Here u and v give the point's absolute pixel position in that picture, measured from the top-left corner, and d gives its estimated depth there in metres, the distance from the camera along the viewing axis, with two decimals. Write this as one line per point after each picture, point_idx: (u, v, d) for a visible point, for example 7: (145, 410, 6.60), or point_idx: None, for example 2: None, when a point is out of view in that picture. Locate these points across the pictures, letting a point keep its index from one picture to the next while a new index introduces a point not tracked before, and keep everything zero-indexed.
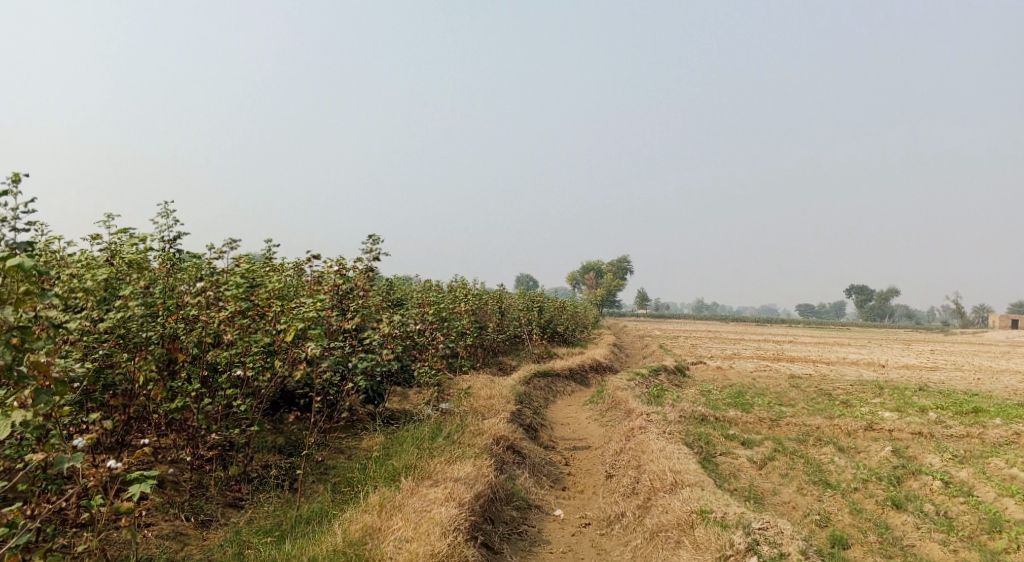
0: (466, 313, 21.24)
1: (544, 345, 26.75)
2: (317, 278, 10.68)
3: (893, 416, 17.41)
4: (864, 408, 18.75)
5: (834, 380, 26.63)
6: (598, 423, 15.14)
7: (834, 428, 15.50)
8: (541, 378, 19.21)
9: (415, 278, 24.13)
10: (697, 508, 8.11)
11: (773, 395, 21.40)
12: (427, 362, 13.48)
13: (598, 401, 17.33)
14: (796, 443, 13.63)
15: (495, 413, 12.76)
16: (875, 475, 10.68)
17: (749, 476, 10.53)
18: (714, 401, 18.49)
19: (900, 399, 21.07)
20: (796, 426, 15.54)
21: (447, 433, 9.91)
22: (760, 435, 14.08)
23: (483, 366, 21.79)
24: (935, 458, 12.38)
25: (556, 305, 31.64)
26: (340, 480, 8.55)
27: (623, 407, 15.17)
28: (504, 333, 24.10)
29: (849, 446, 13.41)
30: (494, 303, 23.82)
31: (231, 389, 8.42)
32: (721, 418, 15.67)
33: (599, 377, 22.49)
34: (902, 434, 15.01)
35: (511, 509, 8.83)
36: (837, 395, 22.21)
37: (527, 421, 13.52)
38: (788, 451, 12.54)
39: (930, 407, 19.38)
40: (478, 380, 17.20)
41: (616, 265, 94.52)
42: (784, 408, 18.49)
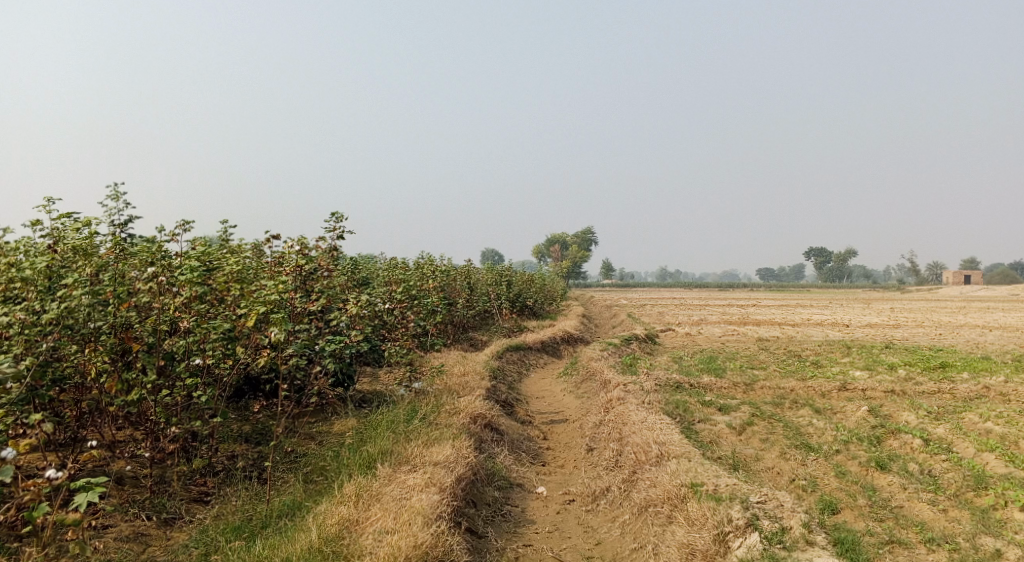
0: (434, 289, 20.84)
1: (514, 319, 26.49)
2: (279, 259, 10.21)
3: (864, 375, 17.52)
4: (835, 369, 18.87)
5: (802, 342, 26.88)
6: (574, 395, 14.94)
7: (809, 389, 15.50)
8: (513, 352, 18.96)
9: (380, 256, 23.63)
10: (688, 481, 7.91)
11: (744, 359, 21.45)
12: (397, 341, 13.09)
13: (572, 373, 17.13)
14: (773, 406, 13.57)
15: (469, 391, 12.44)
16: (856, 436, 10.63)
17: (731, 442, 10.36)
18: (687, 368, 18.44)
19: (869, 358, 21.26)
20: (770, 389, 15.51)
21: (422, 414, 9.56)
22: (736, 400, 14.01)
23: (454, 342, 21.45)
24: (911, 416, 12.41)
25: (524, 278, 31.37)
26: (312, 470, 8.17)
27: (598, 378, 14.98)
28: (473, 308, 23.76)
29: (825, 407, 13.39)
30: (461, 278, 23.44)
31: (190, 378, 7.95)
32: (696, 385, 15.58)
33: (570, 348, 22.32)
34: (875, 393, 15.08)
35: (493, 490, 8.54)
36: (807, 356, 22.35)
37: (502, 396, 13.23)
38: (766, 416, 12.45)
39: (899, 364, 19.59)
40: (449, 357, 16.85)
41: (580, 237, 94.59)
42: (757, 371, 18.51)
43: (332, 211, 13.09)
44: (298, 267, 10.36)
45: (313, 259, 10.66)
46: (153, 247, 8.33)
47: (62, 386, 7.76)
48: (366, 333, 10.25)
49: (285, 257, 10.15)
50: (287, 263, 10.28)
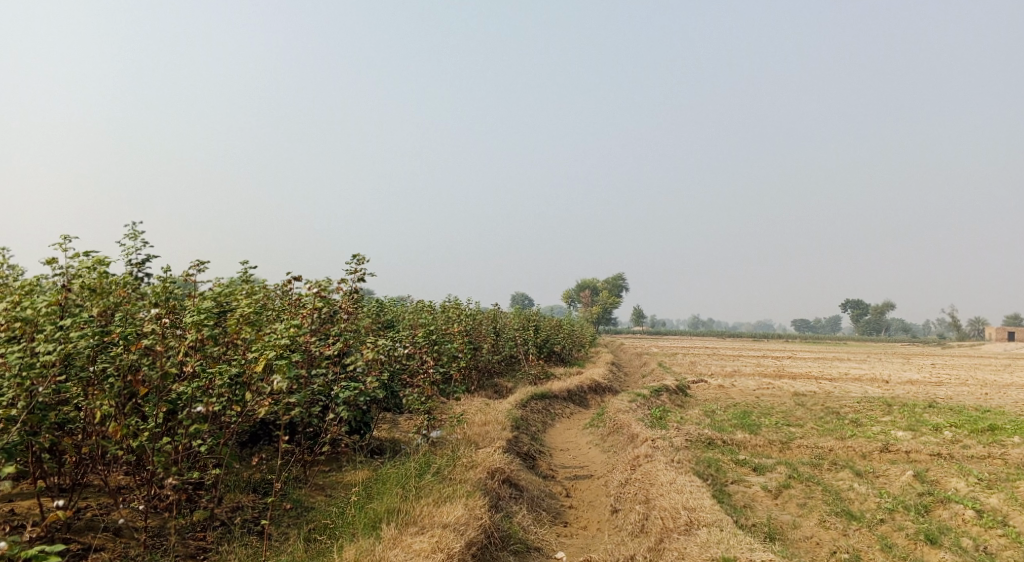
0: (460, 334, 20.49)
1: (541, 365, 25.98)
2: (297, 302, 9.98)
3: (908, 436, 16.62)
4: (876, 428, 17.98)
5: (840, 398, 25.89)
6: (599, 449, 14.35)
7: (849, 449, 14.71)
8: (539, 401, 18.44)
9: (407, 299, 23.43)
10: (719, 555, 7.33)
11: (779, 414, 20.62)
12: (417, 387, 12.70)
13: (599, 425, 16.54)
14: (810, 468, 12.85)
15: (489, 442, 11.95)
16: (901, 503, 9.91)
17: (766, 508, 9.72)
18: (719, 422, 17.71)
19: (911, 417, 20.28)
20: (807, 448, 14.74)
21: (436, 468, 9.11)
22: (771, 460, 13.32)
23: (478, 389, 21.00)
24: (960, 483, 11.61)
25: (553, 324, 30.93)
26: (316, 526, 7.77)
27: (625, 431, 14.39)
28: (500, 354, 23.33)
29: (867, 470, 12.63)
30: (488, 323, 23.08)
31: (193, 426, 7.66)
32: (729, 441, 14.89)
33: (598, 398, 21.72)
34: (920, 456, 14.23)
35: (507, 554, 8.04)
36: (845, 413, 21.42)
37: (524, 449, 12.70)
38: (803, 477, 11.76)
39: (944, 425, 18.61)
40: (472, 405, 16.40)
41: (612, 283, 93.99)
42: (792, 428, 17.70)
43: (355, 253, 12.90)
44: (316, 310, 10.12)
45: (331, 301, 10.41)
46: (164, 288, 8.15)
47: (63, 429, 7.54)
48: (383, 380, 9.90)
49: (302, 300, 9.92)
50: (305, 305, 10.05)
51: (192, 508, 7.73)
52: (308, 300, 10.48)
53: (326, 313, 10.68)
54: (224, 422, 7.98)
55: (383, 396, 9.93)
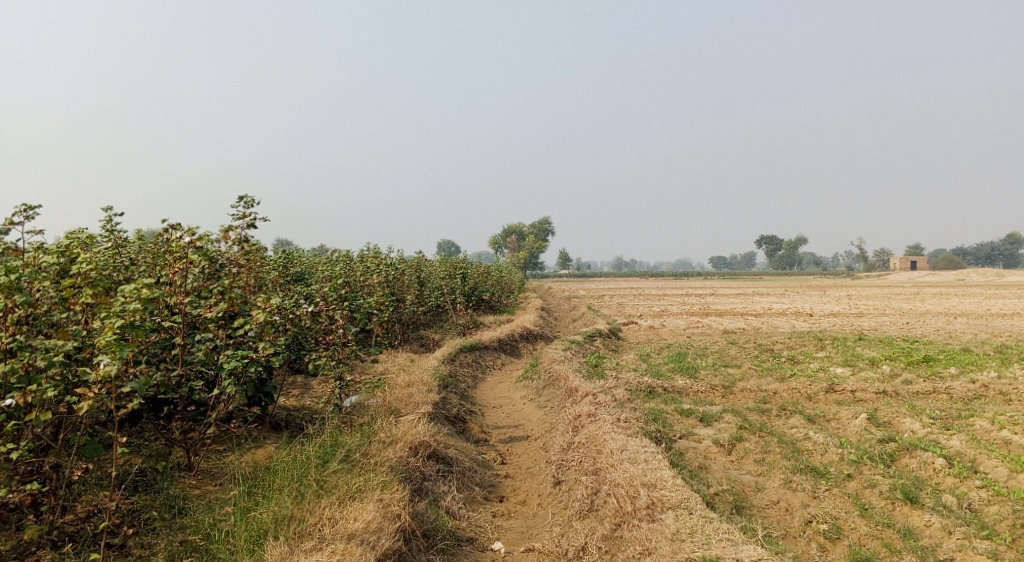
0: (379, 286, 18.83)
1: (469, 315, 24.64)
2: (158, 256, 8.41)
3: (849, 374, 16.14)
4: (814, 366, 17.53)
5: (770, 334, 25.64)
6: (535, 405, 13.22)
7: (793, 392, 14.00)
8: (467, 354, 17.15)
9: (321, 250, 21.52)
10: (699, 555, 6.29)
11: (715, 354, 19.99)
12: (328, 351, 11.13)
13: (533, 377, 15.36)
14: (758, 415, 12.03)
15: (412, 408, 10.55)
16: (865, 453, 9.10)
17: (723, 468, 8.77)
18: (657, 368, 16.82)
19: (845, 352, 19.92)
20: (751, 392, 13.95)
21: (345, 451, 7.75)
22: (717, 407, 12.44)
23: (402, 344, 19.55)
24: (916, 424, 10.96)
25: (480, 271, 29.52)
26: (187, 543, 6.55)
27: (562, 385, 13.27)
28: (424, 305, 21.85)
29: (817, 415, 11.91)
30: (411, 273, 21.52)
31: (18, 420, 6.15)
32: (670, 389, 13.95)
33: (529, 346, 20.61)
34: (866, 395, 13.69)
35: (433, 556, 6.93)
36: (780, 351, 20.96)
37: (451, 411, 11.41)
38: (755, 428, 10.85)
39: (880, 359, 18.35)
40: (394, 365, 14.96)
41: (538, 227, 93.16)
42: (731, 370, 17.00)
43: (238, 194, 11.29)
44: (188, 265, 8.62)
45: (208, 254, 8.91)
46: None
47: None
48: (283, 344, 8.51)
49: (167, 255, 8.35)
50: (170, 259, 8.48)
51: (28, 520, 6.36)
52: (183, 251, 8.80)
53: (207, 267, 9.04)
54: (64, 409, 6.50)
55: (284, 363, 8.56)
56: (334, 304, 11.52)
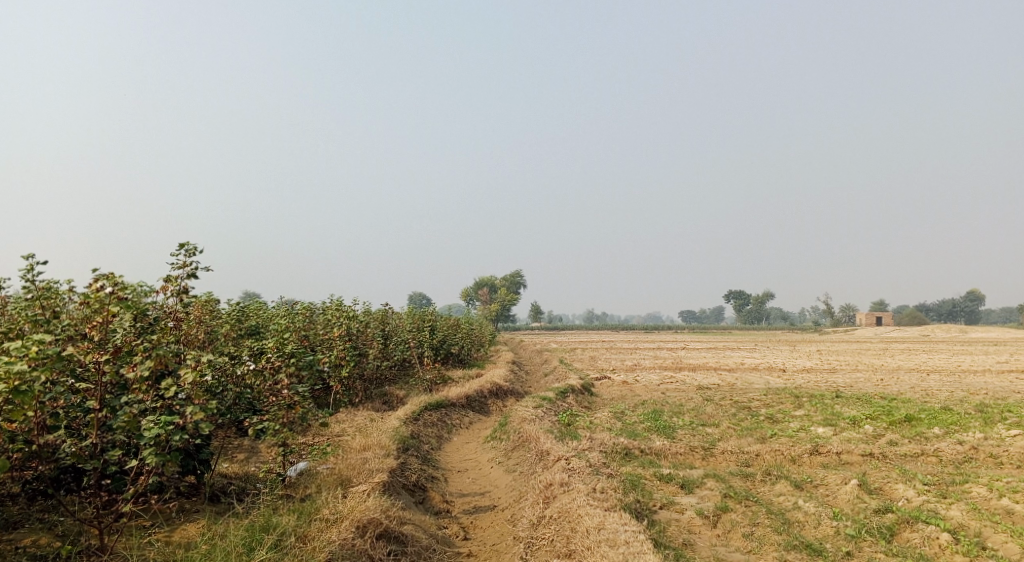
0: (340, 339, 17.86)
1: (436, 369, 23.64)
2: (75, 313, 7.97)
3: (831, 435, 15.43)
4: (794, 426, 16.80)
5: (745, 391, 24.96)
6: (503, 469, 12.30)
7: (776, 453, 13.21)
8: (432, 412, 16.20)
9: (282, 301, 20.55)
10: None
11: (692, 412, 19.20)
12: (273, 411, 10.29)
13: (501, 438, 14.40)
14: (741, 481, 11.22)
15: (366, 477, 9.61)
16: (863, 525, 8.32)
17: (709, 544, 8.10)
18: (631, 427, 15.99)
19: (825, 411, 19.25)
20: (733, 454, 13.14)
21: (277, 539, 7.25)
22: (697, 472, 11.62)
23: (364, 402, 18.49)
24: (910, 491, 10.26)
25: (449, 323, 28.62)
26: None
27: (532, 446, 12.37)
28: (389, 360, 20.85)
29: (804, 481, 11.13)
30: (375, 325, 20.59)
31: None
32: (647, 450, 13.11)
33: (499, 403, 19.67)
34: (852, 458, 12.97)
35: None
36: (757, 408, 20.21)
37: (410, 478, 10.46)
38: (740, 496, 10.02)
39: (861, 417, 17.68)
40: (351, 425, 13.94)
41: (509, 280, 92.58)
42: (709, 429, 16.21)
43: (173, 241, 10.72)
44: (105, 320, 8.11)
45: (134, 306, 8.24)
46: None
47: None
48: (213, 408, 7.88)
49: (81, 313, 7.89)
50: (89, 316, 8.00)
51: None
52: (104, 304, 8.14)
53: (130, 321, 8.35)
54: None
55: (213, 429, 7.92)
56: (282, 361, 10.62)
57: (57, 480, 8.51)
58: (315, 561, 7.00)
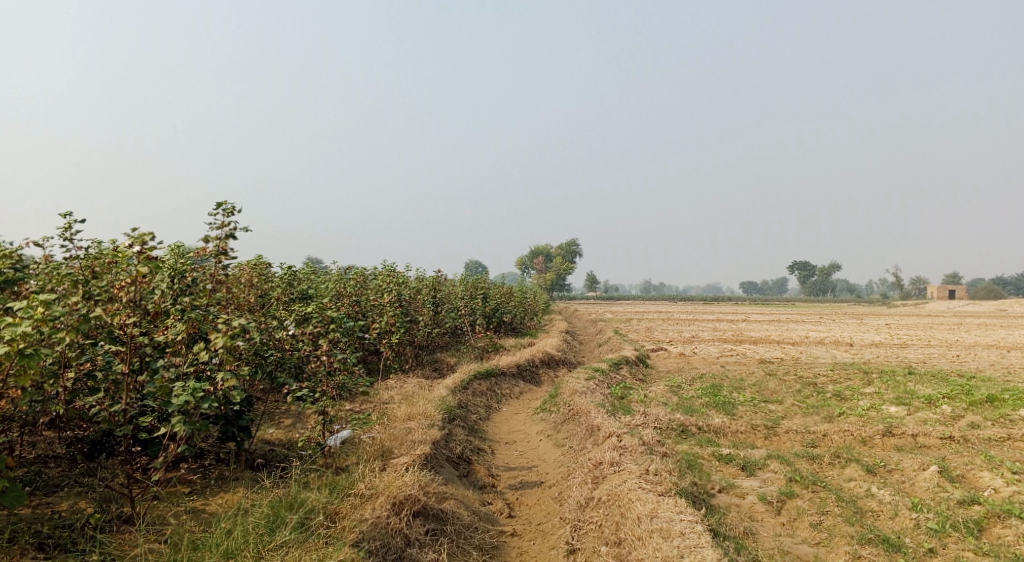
0: (391, 306, 17.57)
1: (488, 337, 23.27)
2: (105, 275, 7.79)
3: (905, 415, 14.45)
4: (864, 404, 15.84)
5: (810, 365, 23.87)
6: (553, 442, 11.83)
7: (845, 434, 12.36)
8: (481, 381, 15.80)
9: (333, 267, 20.36)
10: None
11: (753, 387, 18.35)
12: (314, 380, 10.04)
13: (552, 410, 13.90)
14: (807, 463, 10.48)
15: (408, 449, 9.26)
16: (947, 519, 7.58)
17: (772, 534, 7.50)
18: (689, 402, 15.30)
19: (897, 389, 18.12)
20: (798, 434, 12.37)
21: (307, 517, 7.00)
22: (759, 453, 10.93)
23: (414, 369, 18.23)
24: (997, 480, 9.39)
25: (502, 291, 28.15)
26: None
27: (583, 420, 11.84)
28: (441, 327, 20.53)
29: (877, 464, 10.32)
30: (426, 292, 20.25)
31: None
32: (706, 426, 12.44)
33: (551, 373, 19.17)
34: (930, 441, 12.06)
35: None
36: (824, 385, 19.20)
37: (454, 451, 10.05)
38: (808, 480, 9.32)
39: (938, 396, 16.57)
40: (398, 393, 13.63)
41: (565, 248, 91.65)
42: (772, 406, 15.40)
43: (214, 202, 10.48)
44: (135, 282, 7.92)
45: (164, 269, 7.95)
46: None
47: None
48: (245, 374, 7.58)
49: (110, 275, 7.69)
50: (119, 277, 7.81)
51: None
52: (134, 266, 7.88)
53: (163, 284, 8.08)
54: None
55: (245, 396, 7.60)
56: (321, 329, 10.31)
57: (97, 443, 8.43)
58: (344, 543, 6.70)
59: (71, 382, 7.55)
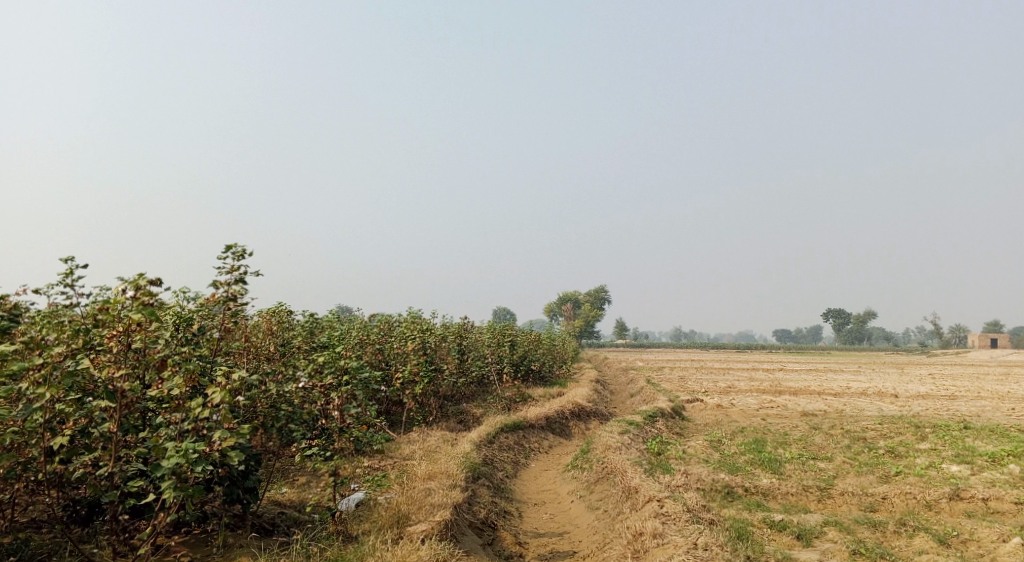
0: (415, 354, 16.90)
1: (516, 386, 22.40)
2: (95, 325, 7.17)
3: (970, 475, 13.28)
4: (922, 462, 14.66)
5: (856, 418, 22.59)
6: (585, 504, 10.92)
7: (907, 497, 11.26)
8: (509, 434, 14.96)
9: (356, 313, 19.79)
10: None
11: (798, 442, 17.22)
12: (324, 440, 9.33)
13: (584, 467, 12.99)
14: (870, 531, 9.42)
15: (428, 513, 8.46)
16: None
17: None
18: (731, 458, 14.26)
19: (956, 445, 16.83)
20: (855, 497, 11.30)
21: None
22: (815, 518, 9.93)
23: (438, 420, 17.42)
24: None
25: (530, 339, 27.36)
26: None
27: (618, 480, 10.92)
28: (467, 377, 19.78)
29: (949, 534, 9.22)
30: (452, 340, 19.53)
31: None
32: (753, 487, 11.44)
33: (582, 425, 18.24)
34: (1003, 506, 10.91)
35: None
36: (874, 440, 17.98)
37: (477, 515, 9.22)
38: (874, 553, 8.32)
39: (1003, 454, 15.31)
40: (421, 448, 12.85)
41: (594, 296, 90.84)
42: (821, 464, 14.31)
43: (227, 244, 9.89)
44: (126, 330, 7.28)
45: (159, 314, 7.31)
46: None
47: None
48: (246, 433, 6.86)
49: (101, 324, 7.06)
50: (111, 326, 7.19)
51: None
52: (129, 312, 7.26)
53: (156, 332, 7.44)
54: None
55: (244, 458, 6.83)
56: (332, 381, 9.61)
57: (93, 507, 7.75)
58: None
59: (57, 443, 6.89)
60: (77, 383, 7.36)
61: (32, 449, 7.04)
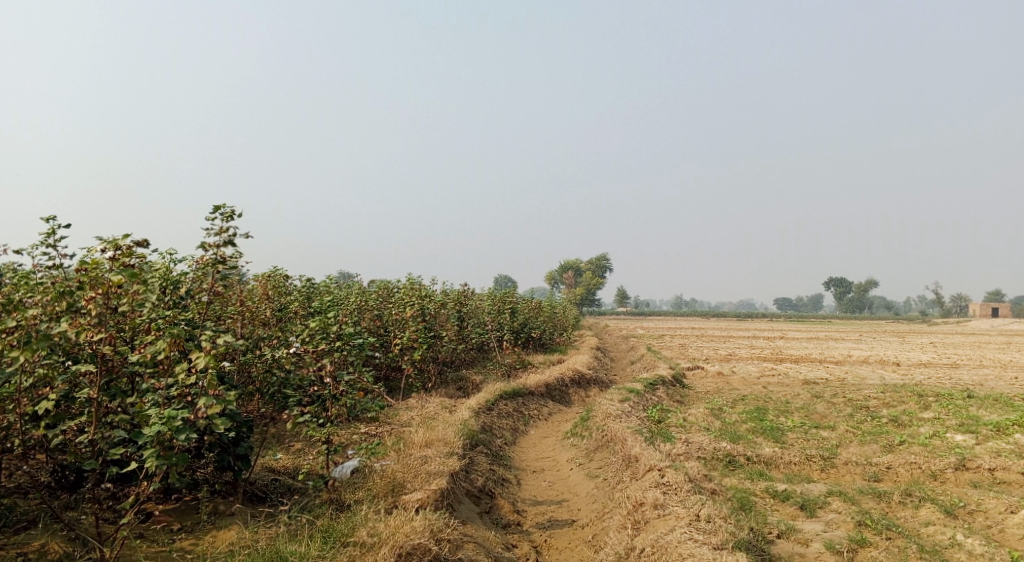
0: (414, 320, 16.66)
1: (516, 353, 22.22)
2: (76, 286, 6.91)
3: (975, 444, 13.09)
4: (926, 431, 14.48)
5: (858, 387, 22.43)
6: (585, 472, 10.74)
7: (912, 467, 11.07)
8: (508, 401, 14.78)
9: (355, 279, 19.53)
10: None
11: (800, 410, 17.06)
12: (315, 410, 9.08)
13: (583, 435, 12.83)
14: (874, 502, 9.24)
15: (423, 481, 8.27)
16: None
17: None
18: (733, 427, 14.09)
19: (959, 414, 16.65)
20: (858, 466, 11.12)
21: None
22: (819, 488, 9.75)
23: (437, 387, 17.25)
24: None
25: (531, 306, 27.14)
26: None
27: (619, 449, 10.72)
28: (466, 343, 19.59)
29: (956, 505, 9.03)
30: (451, 306, 19.30)
31: None
32: (755, 456, 11.26)
33: (582, 393, 18.09)
34: (1010, 476, 10.72)
35: None
36: (877, 408, 17.81)
37: (474, 483, 9.04)
38: (880, 525, 8.14)
39: (1008, 423, 15.12)
40: (418, 414, 12.68)
41: (595, 263, 90.53)
42: (824, 433, 14.15)
43: (216, 205, 9.59)
44: (109, 293, 7.02)
45: (141, 275, 7.03)
46: None
47: None
48: (233, 399, 6.63)
49: (81, 286, 6.80)
50: (93, 288, 6.92)
51: None
52: (110, 273, 6.98)
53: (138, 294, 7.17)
54: None
55: (231, 426, 6.59)
56: (324, 347, 9.35)
57: (80, 473, 7.56)
58: None
59: (40, 407, 6.68)
60: (59, 347, 7.12)
61: (13, 413, 6.83)
